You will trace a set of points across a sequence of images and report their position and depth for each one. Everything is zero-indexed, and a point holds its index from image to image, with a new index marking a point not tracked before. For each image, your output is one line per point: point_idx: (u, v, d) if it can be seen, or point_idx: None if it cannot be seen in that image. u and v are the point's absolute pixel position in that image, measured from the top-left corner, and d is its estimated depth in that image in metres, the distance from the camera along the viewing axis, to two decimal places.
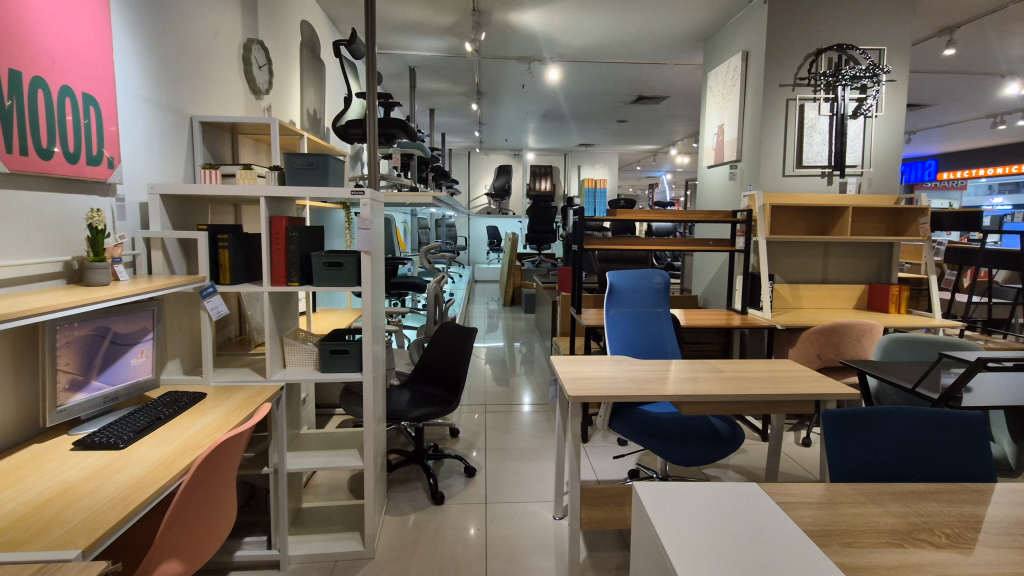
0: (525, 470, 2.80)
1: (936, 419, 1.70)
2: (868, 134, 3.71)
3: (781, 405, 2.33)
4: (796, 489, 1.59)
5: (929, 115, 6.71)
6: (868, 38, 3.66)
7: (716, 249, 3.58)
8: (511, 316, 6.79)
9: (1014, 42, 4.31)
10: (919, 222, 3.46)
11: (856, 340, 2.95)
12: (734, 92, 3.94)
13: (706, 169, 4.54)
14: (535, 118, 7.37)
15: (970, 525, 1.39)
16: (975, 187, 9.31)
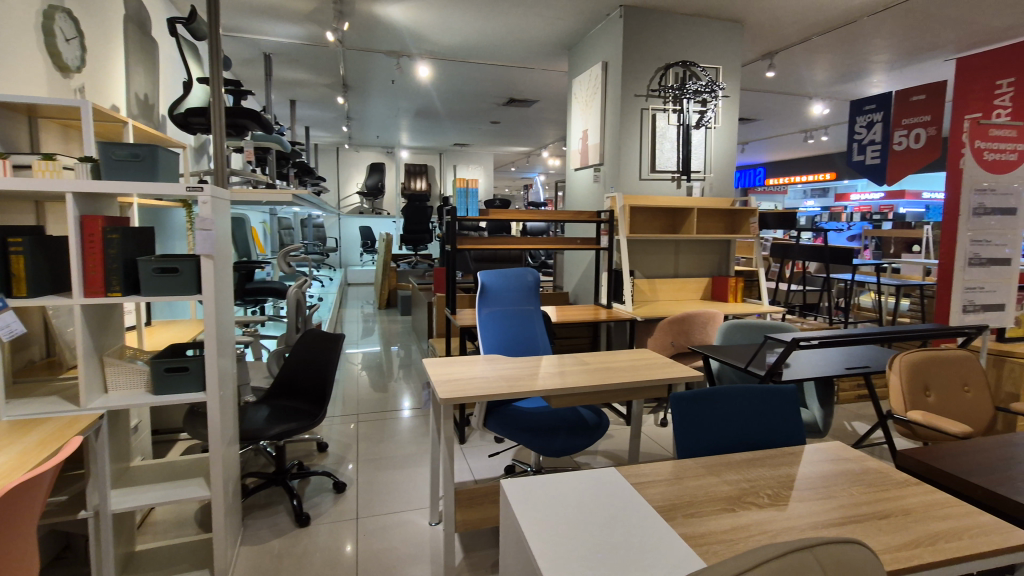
0: (400, 478, 2.72)
1: (761, 396, 1.93)
2: (708, 144, 4.15)
3: (638, 392, 2.50)
4: (649, 470, 1.71)
5: (757, 128, 7.73)
6: (707, 57, 4.09)
7: (584, 248, 3.80)
8: (387, 319, 6.58)
9: (816, 69, 5.11)
10: (749, 221, 3.95)
11: (703, 327, 3.31)
12: (595, 99, 4.18)
13: (573, 172, 4.77)
14: (407, 115, 7.22)
15: (786, 484, 1.60)
16: (794, 191, 10.94)
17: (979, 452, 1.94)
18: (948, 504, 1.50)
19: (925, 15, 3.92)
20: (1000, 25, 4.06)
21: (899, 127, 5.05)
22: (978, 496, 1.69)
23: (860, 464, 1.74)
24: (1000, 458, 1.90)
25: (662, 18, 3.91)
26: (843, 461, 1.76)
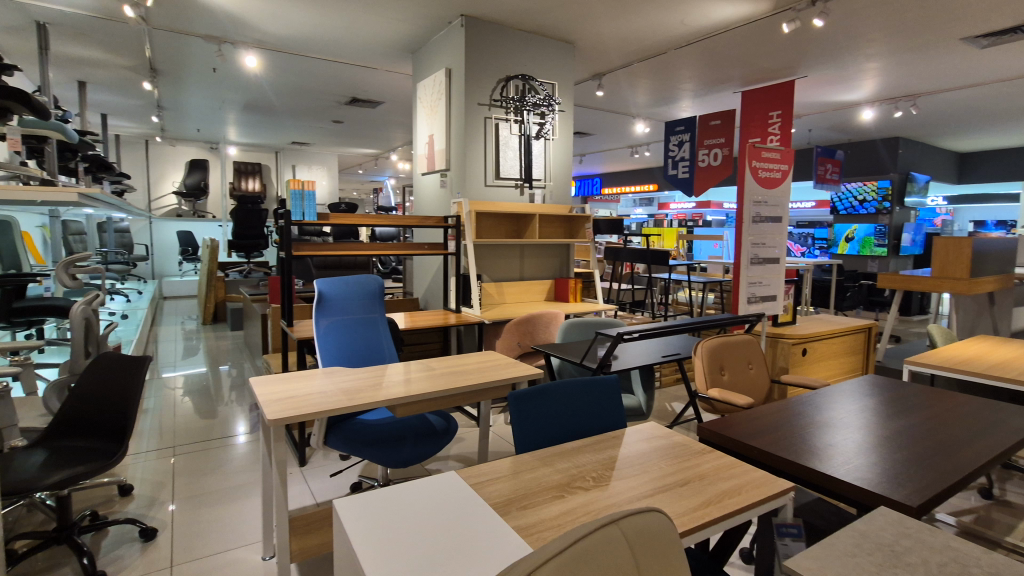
0: (227, 513, 2.44)
1: (589, 387, 2.09)
2: (547, 154, 4.43)
3: (484, 394, 2.56)
4: (488, 469, 1.75)
5: (592, 142, 8.44)
6: (544, 73, 4.36)
7: (431, 252, 3.88)
8: (214, 335, 5.87)
9: (636, 92, 5.75)
10: (584, 227, 4.31)
11: (546, 326, 3.52)
12: (440, 105, 4.21)
13: (420, 177, 4.74)
14: (234, 108, 6.54)
15: (609, 465, 1.76)
16: (626, 201, 12.18)
17: (758, 419, 2.32)
18: (732, 465, 1.77)
19: (716, 52, 4.64)
20: (770, 67, 4.97)
21: (702, 146, 5.89)
22: (755, 456, 2.01)
23: (669, 440, 1.98)
24: (771, 422, 2.30)
25: (501, 32, 4.08)
26: (655, 439, 1.99)
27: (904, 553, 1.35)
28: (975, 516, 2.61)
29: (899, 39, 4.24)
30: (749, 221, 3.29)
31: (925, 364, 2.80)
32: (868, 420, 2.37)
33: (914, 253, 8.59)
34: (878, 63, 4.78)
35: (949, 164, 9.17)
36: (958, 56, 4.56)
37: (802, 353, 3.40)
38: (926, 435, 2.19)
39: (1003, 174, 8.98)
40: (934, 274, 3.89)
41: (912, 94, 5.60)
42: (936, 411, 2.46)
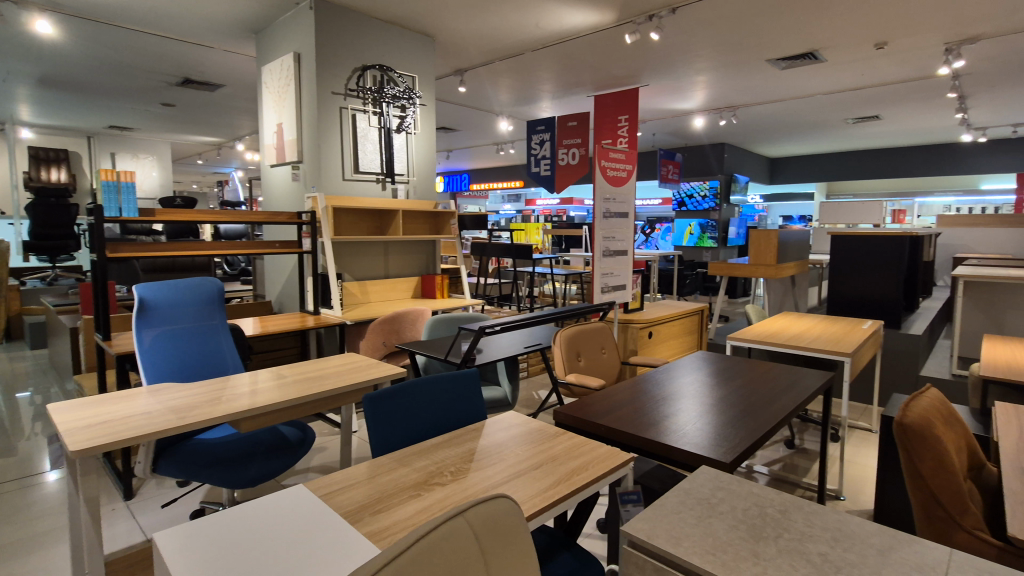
0: (25, 569, 2.03)
1: (448, 382, 2.09)
2: (409, 149, 4.34)
3: (344, 398, 2.44)
4: (341, 476, 1.67)
5: (458, 138, 8.46)
6: (403, 65, 4.26)
7: (284, 251, 3.58)
8: (7, 356, 4.84)
9: (497, 90, 5.88)
10: (449, 222, 4.32)
11: (412, 324, 3.46)
12: (289, 91, 3.92)
13: (269, 169, 4.37)
14: (25, 81, 5.43)
15: (467, 458, 1.78)
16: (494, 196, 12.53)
17: (607, 398, 2.51)
18: (582, 444, 1.90)
19: (570, 57, 4.93)
20: (618, 75, 5.40)
21: (561, 146, 6.23)
22: (602, 433, 2.17)
23: (527, 426, 2.06)
24: (618, 400, 2.51)
25: (355, 19, 3.91)
26: (514, 426, 2.06)
27: (718, 503, 1.58)
28: (782, 464, 3.10)
29: (719, 57, 4.87)
30: (600, 216, 3.53)
31: (745, 338, 3.24)
32: (698, 390, 2.69)
33: (739, 243, 9.94)
34: (706, 77, 5.43)
35: (762, 168, 10.76)
36: (765, 76, 5.35)
37: (648, 335, 3.76)
38: (741, 398, 2.56)
39: (801, 177, 10.77)
40: (751, 261, 4.52)
41: (732, 106, 6.46)
42: (750, 378, 2.87)
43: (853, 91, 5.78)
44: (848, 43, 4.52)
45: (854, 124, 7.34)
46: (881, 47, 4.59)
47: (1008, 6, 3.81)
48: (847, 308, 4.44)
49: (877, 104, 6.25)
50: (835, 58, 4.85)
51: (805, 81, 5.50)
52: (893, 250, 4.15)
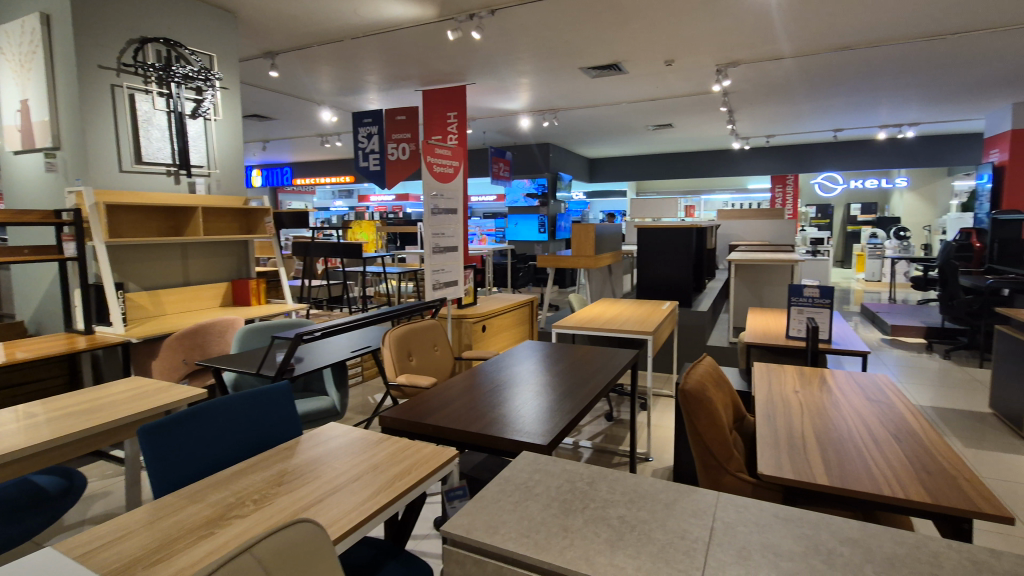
0: None
1: (253, 400, 1.89)
2: (209, 137, 3.82)
3: (124, 432, 2.05)
4: (108, 528, 1.38)
5: (274, 127, 7.71)
6: (196, 41, 3.73)
7: (36, 258, 2.88)
8: None
9: (316, 77, 5.48)
10: (264, 221, 3.94)
11: (220, 336, 3.06)
12: (35, 61, 3.17)
13: (11, 155, 3.48)
14: None
15: (276, 481, 1.61)
16: (324, 190, 12.28)
17: (438, 396, 2.49)
18: (407, 448, 1.85)
19: (395, 49, 4.79)
20: (445, 71, 5.40)
21: (389, 140, 6.14)
22: (430, 433, 2.14)
23: (347, 436, 1.94)
24: (449, 397, 2.50)
25: None
26: (333, 438, 1.93)
27: (535, 486, 1.67)
28: (603, 436, 3.41)
29: (538, 61, 5.15)
30: (429, 213, 3.48)
31: (568, 325, 3.49)
32: (525, 377, 2.82)
33: (566, 236, 10.76)
34: (528, 79, 5.71)
35: (582, 167, 11.77)
36: (579, 82, 5.81)
37: (481, 328, 3.84)
38: (562, 381, 2.74)
39: (614, 176, 12.02)
40: (574, 252, 4.86)
41: (553, 108, 6.92)
42: (570, 361, 3.10)
43: (651, 101, 6.59)
44: (645, 58, 5.12)
45: (653, 130, 8.39)
46: (670, 63, 5.29)
47: (756, 38, 4.66)
48: (652, 291, 5.06)
49: (670, 113, 7.21)
50: (635, 71, 5.46)
51: (613, 90, 6.11)
52: (683, 240, 4.83)
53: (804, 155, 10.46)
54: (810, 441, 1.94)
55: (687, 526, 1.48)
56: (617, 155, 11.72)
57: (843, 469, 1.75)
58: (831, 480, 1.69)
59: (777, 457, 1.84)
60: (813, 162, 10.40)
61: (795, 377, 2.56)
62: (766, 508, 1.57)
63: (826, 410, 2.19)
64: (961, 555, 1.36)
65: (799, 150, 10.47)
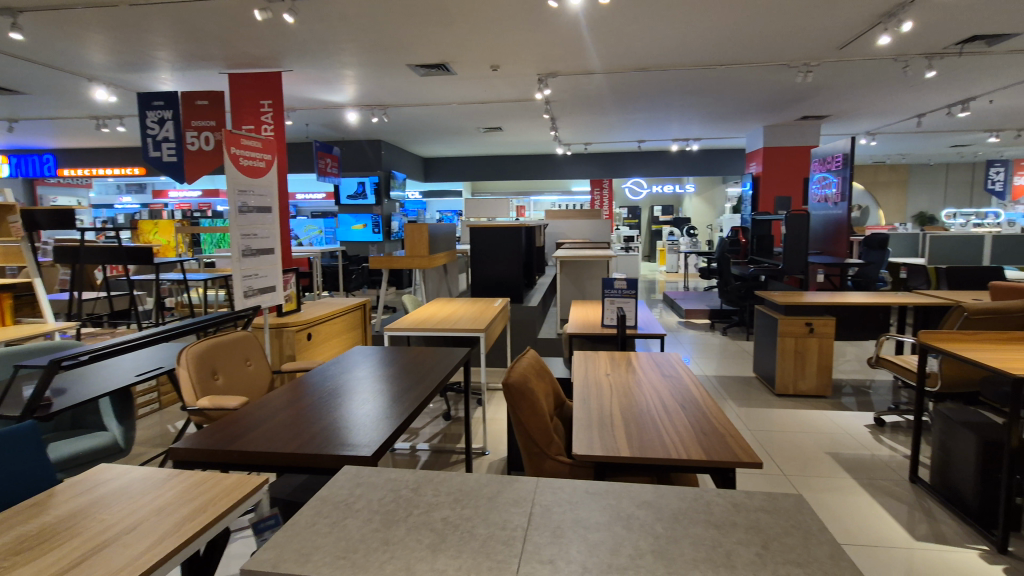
0: None
1: None
2: None
3: None
4: None
5: (25, 103, 6.21)
6: None
7: None
8: None
9: (83, 46, 4.54)
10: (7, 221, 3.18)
11: None
12: None
13: None
14: None
15: (13, 548, 1.27)
16: (104, 185, 10.80)
17: (249, 416, 2.22)
18: (204, 482, 1.61)
19: (190, 23, 4.18)
20: (255, 55, 4.88)
21: (190, 127, 5.30)
22: (237, 460, 1.90)
23: (125, 477, 1.63)
24: (264, 415, 2.25)
25: None
26: (105, 482, 1.60)
27: (356, 501, 1.58)
28: (441, 435, 3.41)
29: (364, 54, 4.93)
30: (235, 212, 3.09)
31: (401, 327, 3.40)
32: (354, 384, 2.68)
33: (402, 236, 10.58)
34: (352, 72, 5.44)
35: (416, 166, 11.66)
36: (407, 79, 5.72)
37: (307, 337, 3.56)
38: (392, 385, 2.66)
39: (449, 176, 12.14)
40: (407, 253, 4.77)
41: (382, 104, 6.71)
42: (402, 363, 3.03)
43: (479, 104, 6.78)
44: (471, 61, 5.23)
45: (484, 132, 8.65)
46: (495, 69, 5.48)
47: (570, 52, 5.06)
48: (485, 289, 5.21)
49: (498, 117, 7.50)
50: (462, 72, 5.55)
51: (442, 90, 6.14)
52: (512, 239, 5.05)
53: (617, 162, 11.74)
54: (617, 419, 2.16)
55: (508, 515, 1.53)
56: (451, 155, 11.88)
57: (641, 441, 1.97)
58: (632, 451, 1.89)
59: (589, 437, 2.01)
60: (623, 169, 11.73)
61: (607, 362, 2.84)
62: (578, 486, 1.71)
63: (631, 390, 2.46)
64: (726, 500, 1.63)
65: (612, 157, 11.73)
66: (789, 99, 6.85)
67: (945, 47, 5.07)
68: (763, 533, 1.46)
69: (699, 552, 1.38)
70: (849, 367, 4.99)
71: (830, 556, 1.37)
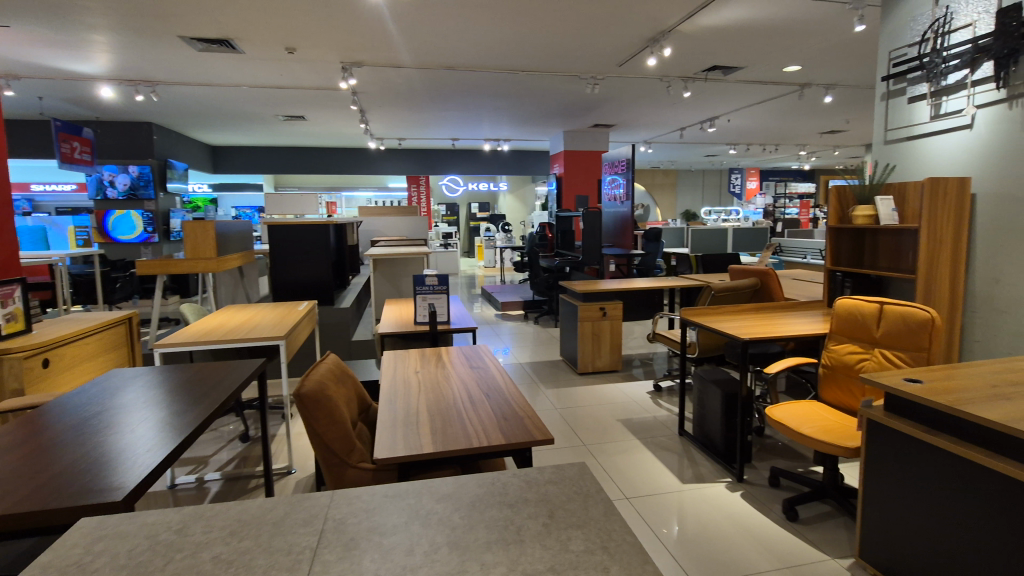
0: None
1: None
2: None
3: None
4: None
5: None
6: None
7: None
8: None
9: None
10: None
11: None
12: None
13: None
14: None
15: None
16: None
17: None
18: None
19: None
20: None
21: None
22: None
23: None
24: None
25: None
26: None
27: (93, 559, 1.29)
28: (237, 461, 3.07)
29: (119, 17, 4.11)
30: None
31: (179, 341, 2.91)
32: (111, 411, 2.21)
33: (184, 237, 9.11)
34: (104, 37, 4.50)
35: (202, 154, 10.21)
36: (180, 52, 4.92)
37: (42, 364, 2.84)
38: (163, 406, 2.27)
39: (245, 168, 10.92)
40: (189, 255, 4.12)
41: (149, 80, 5.69)
42: (178, 381, 2.60)
43: (276, 89, 6.18)
44: (261, 40, 4.71)
45: (283, 121, 7.92)
46: (291, 52, 5.04)
47: (374, 42, 4.89)
48: (289, 292, 4.78)
49: (299, 105, 6.94)
50: (251, 52, 4.99)
51: (228, 70, 5.44)
52: (319, 238, 4.71)
53: (432, 159, 11.81)
54: (423, 416, 2.14)
55: (294, 538, 1.39)
56: (245, 144, 10.68)
57: (445, 434, 1.98)
58: (435, 446, 1.88)
59: (393, 439, 1.95)
60: (439, 166, 11.86)
61: (417, 359, 2.82)
62: (376, 491, 1.64)
63: (439, 384, 2.47)
64: (519, 479, 1.73)
65: (427, 155, 11.78)
66: (582, 107, 7.62)
67: (695, 73, 6.13)
68: (550, 505, 1.57)
69: (492, 534, 1.43)
70: (636, 344, 5.78)
71: (604, 513, 1.53)
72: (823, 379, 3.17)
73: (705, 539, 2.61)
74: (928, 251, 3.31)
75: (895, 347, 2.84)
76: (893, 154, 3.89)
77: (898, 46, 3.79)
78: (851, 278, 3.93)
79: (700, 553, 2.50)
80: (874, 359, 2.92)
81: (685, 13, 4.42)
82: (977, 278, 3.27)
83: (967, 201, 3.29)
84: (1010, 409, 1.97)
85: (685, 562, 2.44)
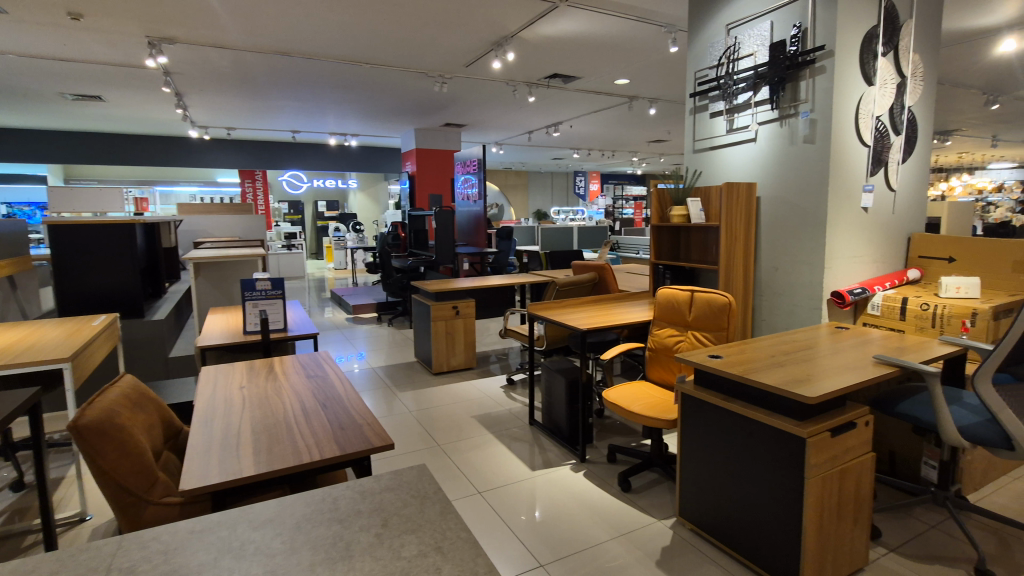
0: None
1: None
2: None
3: None
4: None
5: None
6: None
7: None
8: None
9: None
10: None
11: None
12: None
13: None
14: None
15: None
16: None
17: None
18: None
19: None
20: None
21: None
22: None
23: None
24: None
25: None
26: None
27: None
28: (7, 517, 2.50)
29: None
30: None
31: None
32: None
33: None
34: None
35: None
36: None
37: None
38: None
39: (21, 154, 8.96)
40: None
41: None
42: None
43: (58, 61, 5.15)
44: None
45: (71, 100, 6.65)
46: (78, 19, 4.24)
47: (189, 17, 4.32)
48: (84, 305, 4.02)
49: (93, 82, 5.88)
50: (19, 13, 4.08)
51: None
52: (124, 241, 4.04)
53: (271, 153, 10.86)
54: (245, 435, 1.93)
55: None
56: (19, 126, 8.75)
57: (272, 453, 1.80)
58: (258, 467, 1.70)
59: (205, 464, 1.72)
60: (278, 160, 10.94)
61: (243, 373, 2.54)
62: (179, 528, 1.44)
63: (268, 398, 2.26)
64: (353, 491, 1.64)
65: (265, 148, 10.80)
66: (432, 106, 7.58)
67: (538, 79, 6.45)
68: (384, 513, 1.51)
69: (317, 554, 1.33)
70: (490, 340, 5.93)
71: (440, 513, 1.52)
72: (649, 361, 3.53)
73: (551, 521, 2.75)
74: (727, 245, 3.87)
75: (703, 330, 3.27)
76: (699, 161, 4.48)
77: (701, 68, 4.35)
78: (671, 270, 4.50)
79: (547, 535, 2.64)
80: (688, 339, 3.33)
81: (524, 20, 4.61)
82: (762, 267, 3.91)
83: (754, 203, 3.91)
84: (783, 375, 2.39)
85: (533, 545, 2.56)
